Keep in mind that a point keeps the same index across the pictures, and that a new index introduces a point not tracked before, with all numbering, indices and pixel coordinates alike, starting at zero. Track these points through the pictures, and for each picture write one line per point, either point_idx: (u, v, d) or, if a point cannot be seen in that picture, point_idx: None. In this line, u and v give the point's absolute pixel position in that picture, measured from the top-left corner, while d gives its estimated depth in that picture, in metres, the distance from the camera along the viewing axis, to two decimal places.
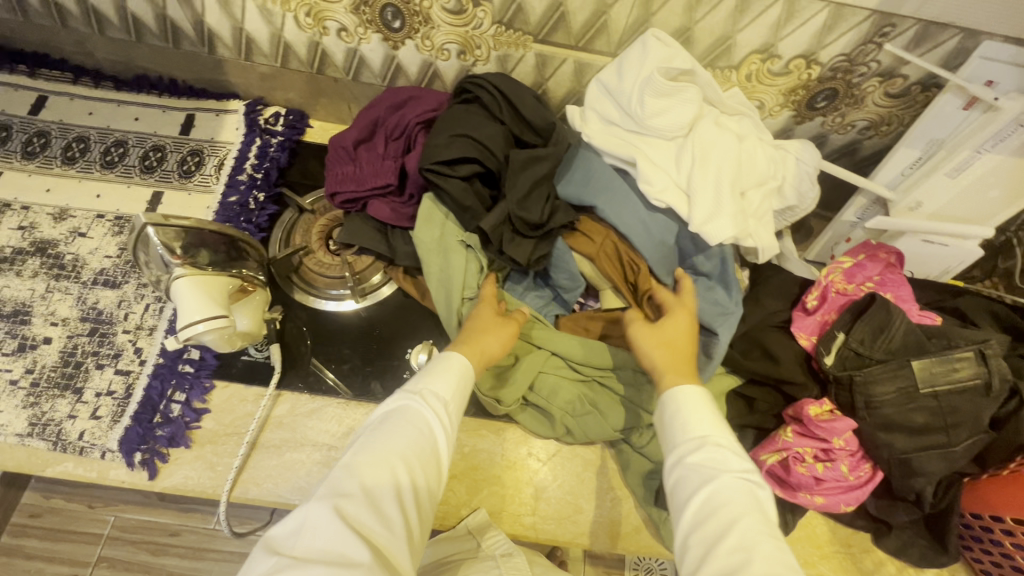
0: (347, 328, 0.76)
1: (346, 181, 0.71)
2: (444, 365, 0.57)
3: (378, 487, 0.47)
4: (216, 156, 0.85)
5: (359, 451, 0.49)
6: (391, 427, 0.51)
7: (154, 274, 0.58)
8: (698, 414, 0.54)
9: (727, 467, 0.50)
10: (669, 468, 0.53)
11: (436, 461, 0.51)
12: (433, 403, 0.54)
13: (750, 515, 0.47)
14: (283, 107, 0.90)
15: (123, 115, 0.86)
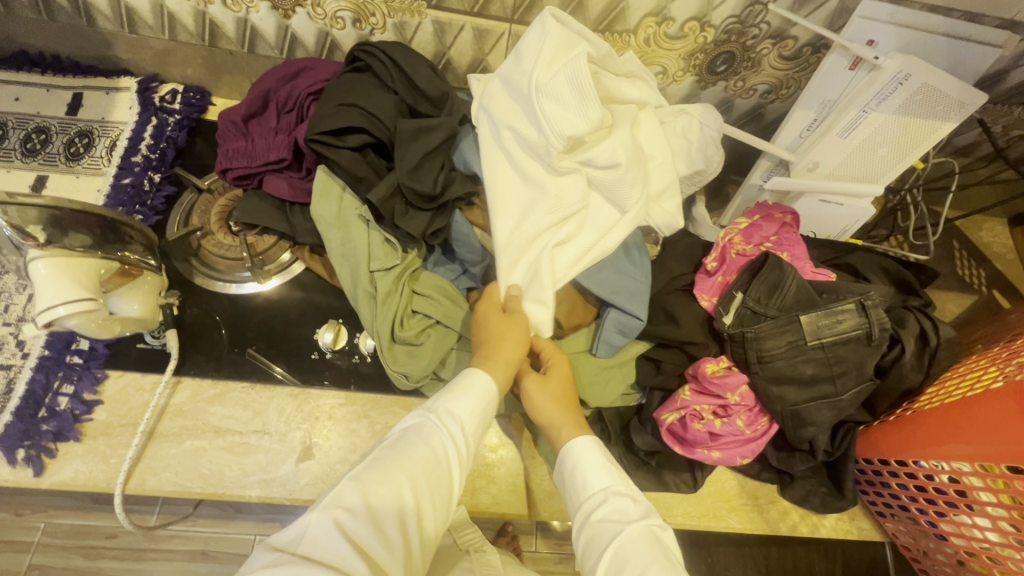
0: (252, 311, 0.74)
1: (238, 156, 0.68)
2: (465, 384, 0.58)
3: (388, 495, 0.48)
4: (108, 137, 0.80)
5: (370, 463, 0.51)
6: (405, 444, 0.53)
7: (15, 260, 0.55)
8: (595, 468, 0.59)
9: (630, 518, 0.55)
10: (580, 527, 0.58)
11: (450, 484, 0.53)
12: (452, 424, 0.55)
13: (653, 561, 0.51)
14: (181, 83, 0.85)
15: (1, 94, 0.80)
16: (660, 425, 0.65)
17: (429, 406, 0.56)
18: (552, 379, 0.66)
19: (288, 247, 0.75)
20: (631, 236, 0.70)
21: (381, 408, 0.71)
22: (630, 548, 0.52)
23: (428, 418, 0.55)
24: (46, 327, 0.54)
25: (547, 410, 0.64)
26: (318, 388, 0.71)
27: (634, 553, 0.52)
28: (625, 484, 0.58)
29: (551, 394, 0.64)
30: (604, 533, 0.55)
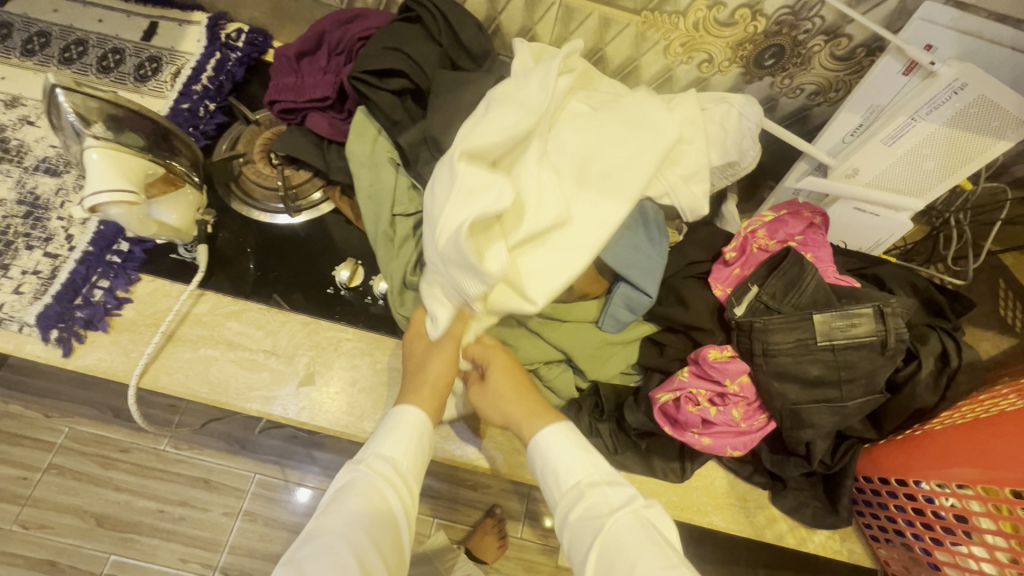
0: (278, 240, 0.77)
1: (286, 91, 0.72)
2: (394, 424, 0.62)
3: (321, 562, 0.51)
4: (174, 64, 0.86)
5: (308, 537, 0.54)
6: (341, 503, 0.57)
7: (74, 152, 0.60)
8: (564, 455, 0.61)
9: (608, 505, 0.58)
10: (564, 526, 0.59)
11: (396, 532, 0.57)
12: (383, 467, 0.59)
13: (642, 547, 0.53)
14: (246, 24, 0.90)
15: (87, 15, 0.86)
16: (653, 404, 0.64)
17: (358, 459, 0.60)
18: (497, 381, 0.66)
19: (319, 185, 0.78)
20: (652, 217, 0.70)
21: (385, 348, 0.74)
22: (620, 539, 0.55)
23: (359, 470, 0.59)
24: (90, 212, 0.58)
25: (507, 408, 0.65)
26: (328, 320, 0.74)
27: (621, 545, 0.54)
28: (599, 472, 0.60)
29: (505, 389, 0.65)
30: (587, 529, 0.57)
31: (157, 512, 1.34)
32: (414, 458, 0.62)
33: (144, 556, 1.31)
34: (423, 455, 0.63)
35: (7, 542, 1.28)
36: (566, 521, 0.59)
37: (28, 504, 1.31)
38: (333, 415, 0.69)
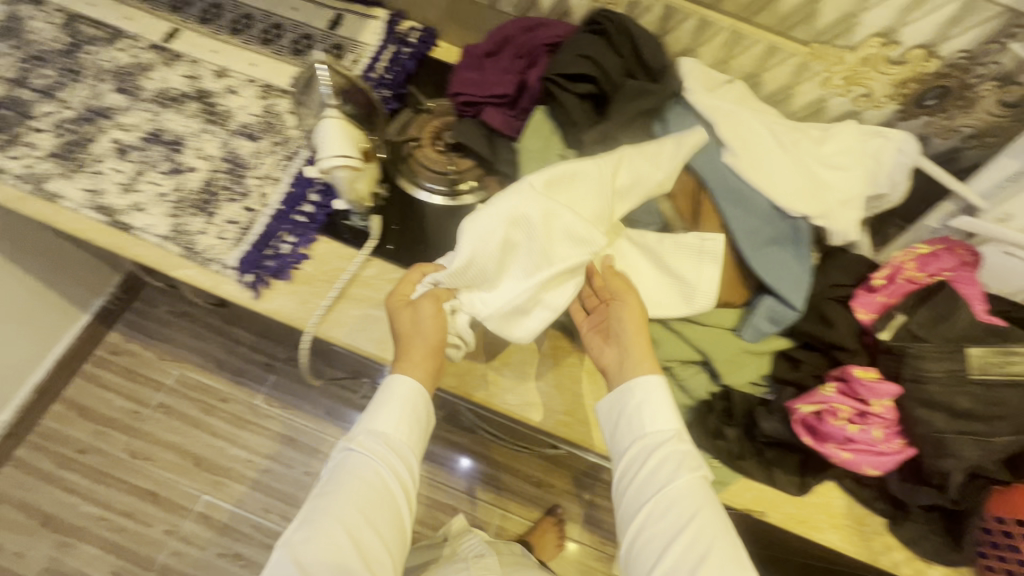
0: (437, 219, 0.84)
1: (470, 85, 0.79)
2: (382, 400, 0.68)
3: (320, 542, 0.58)
4: (354, 53, 0.95)
5: (305, 516, 0.61)
6: (336, 483, 0.63)
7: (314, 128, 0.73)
8: (661, 409, 0.63)
9: (678, 461, 0.61)
10: (623, 469, 0.63)
11: (395, 501, 0.64)
12: (374, 445, 0.66)
13: (702, 509, 0.58)
14: (418, 23, 0.98)
15: (285, 3, 0.97)
16: (792, 413, 0.67)
17: (348, 439, 0.67)
18: (622, 307, 0.67)
19: (478, 174, 0.84)
20: (803, 234, 0.72)
21: None
22: (677, 496, 0.59)
23: (349, 451, 0.66)
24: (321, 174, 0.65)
25: (634, 336, 0.66)
26: None
27: (684, 499, 0.59)
28: (676, 428, 0.63)
29: (637, 319, 0.67)
30: (649, 483, 0.60)
31: (246, 461, 1.43)
32: (410, 432, 0.67)
33: (232, 500, 1.39)
34: (422, 427, 0.69)
35: (116, 468, 1.38)
36: (635, 451, 0.63)
37: (136, 437, 1.42)
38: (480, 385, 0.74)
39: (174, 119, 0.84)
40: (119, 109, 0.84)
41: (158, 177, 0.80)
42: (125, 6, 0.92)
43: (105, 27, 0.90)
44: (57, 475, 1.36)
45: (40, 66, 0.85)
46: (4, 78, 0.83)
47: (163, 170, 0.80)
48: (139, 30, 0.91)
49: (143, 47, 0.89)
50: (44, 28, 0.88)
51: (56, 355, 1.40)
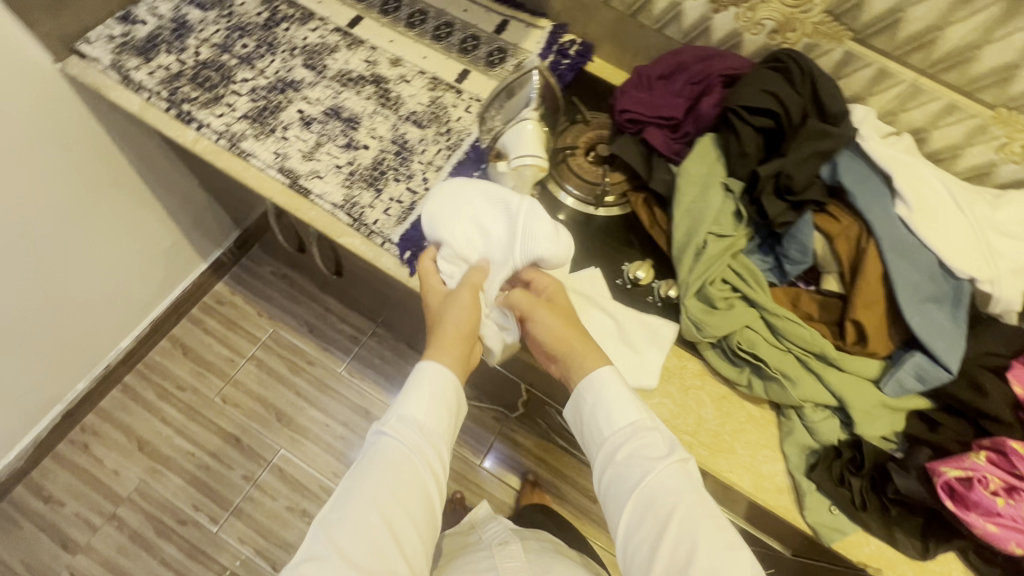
0: (581, 226, 0.87)
1: (639, 103, 0.82)
2: (415, 383, 0.70)
3: (354, 521, 0.61)
4: (516, 58, 0.99)
5: (337, 498, 0.64)
6: (368, 464, 0.66)
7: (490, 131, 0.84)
8: (623, 400, 0.68)
9: (658, 455, 0.65)
10: (604, 467, 0.67)
11: (426, 487, 0.66)
12: (406, 428, 0.68)
13: (682, 497, 0.61)
14: (578, 38, 1.02)
15: (456, 4, 1.03)
16: (935, 474, 0.66)
17: (380, 424, 0.69)
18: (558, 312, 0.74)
19: (626, 189, 0.87)
20: (965, 298, 0.71)
21: None
22: (662, 487, 0.62)
23: (381, 433, 0.68)
24: (512, 165, 0.79)
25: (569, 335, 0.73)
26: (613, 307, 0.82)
27: (665, 491, 0.62)
28: (642, 419, 0.68)
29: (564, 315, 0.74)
30: (627, 476, 0.64)
31: (323, 425, 1.48)
32: (442, 418, 0.69)
33: (306, 459, 1.44)
34: (454, 415, 0.71)
35: (209, 409, 1.47)
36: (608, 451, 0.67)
37: (229, 383, 1.50)
38: None
39: (352, 99, 0.91)
40: (305, 83, 0.91)
41: (336, 150, 0.87)
42: None
43: (299, 7, 0.98)
44: (157, 405, 1.46)
45: (241, 36, 0.94)
46: (211, 42, 0.92)
47: (340, 144, 0.87)
48: (327, 14, 0.98)
49: (330, 30, 0.97)
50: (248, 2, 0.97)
51: (174, 294, 1.51)
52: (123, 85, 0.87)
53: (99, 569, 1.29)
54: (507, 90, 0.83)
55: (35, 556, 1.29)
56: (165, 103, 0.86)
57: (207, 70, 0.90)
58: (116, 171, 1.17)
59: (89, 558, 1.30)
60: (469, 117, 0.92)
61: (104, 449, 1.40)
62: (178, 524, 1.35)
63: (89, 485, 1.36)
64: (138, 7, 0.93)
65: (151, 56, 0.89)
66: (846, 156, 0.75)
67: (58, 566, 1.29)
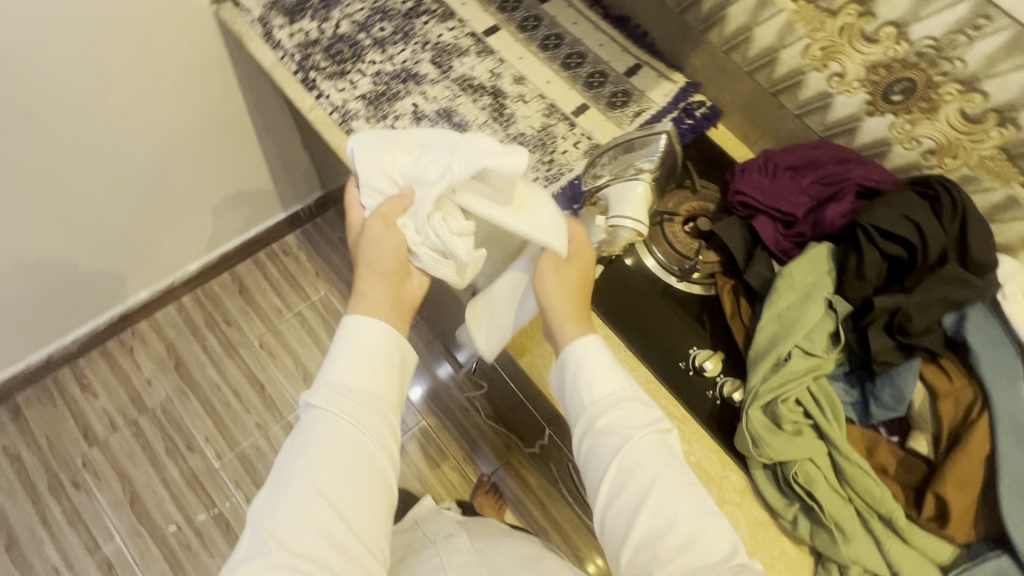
0: (657, 295, 0.82)
1: (757, 189, 0.76)
2: (344, 350, 0.69)
3: (292, 507, 0.61)
4: (639, 105, 0.96)
5: (270, 487, 0.63)
6: (299, 444, 0.65)
7: (597, 180, 0.82)
8: (601, 360, 0.69)
9: (638, 422, 0.66)
10: (584, 431, 0.67)
11: (368, 449, 0.66)
12: (336, 399, 0.66)
13: (668, 466, 0.63)
14: (707, 100, 0.97)
15: (594, 37, 1.01)
16: None
17: (313, 395, 0.67)
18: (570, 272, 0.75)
19: (716, 270, 0.82)
20: None
21: (704, 446, 0.74)
22: (648, 456, 0.64)
23: (315, 405, 0.67)
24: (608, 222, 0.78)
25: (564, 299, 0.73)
26: (668, 390, 0.76)
27: (650, 461, 0.64)
28: (622, 389, 0.68)
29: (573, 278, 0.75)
30: (608, 446, 0.65)
31: None
32: (379, 379, 0.69)
33: None
34: (394, 373, 0.71)
35: (245, 350, 1.52)
36: (588, 412, 0.67)
37: (271, 331, 1.55)
38: None
39: (467, 106, 0.91)
40: (427, 79, 0.92)
41: None
42: None
43: (442, 4, 0.99)
44: (203, 332, 1.52)
45: (382, 19, 0.96)
46: (353, 18, 0.94)
47: None
48: (467, 17, 0.99)
49: (466, 32, 0.97)
50: None
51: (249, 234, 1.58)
52: (263, 40, 0.90)
53: (108, 468, 1.36)
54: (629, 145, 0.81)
55: (59, 437, 1.37)
56: (295, 65, 0.89)
57: (341, 45, 0.92)
58: (233, 109, 1.22)
59: (102, 455, 1.37)
60: (575, 153, 0.90)
61: (146, 358, 1.47)
62: (187, 450, 1.40)
63: (123, 387, 1.43)
64: None
65: (295, 18, 0.92)
66: (983, 313, 0.65)
67: (74, 452, 1.36)
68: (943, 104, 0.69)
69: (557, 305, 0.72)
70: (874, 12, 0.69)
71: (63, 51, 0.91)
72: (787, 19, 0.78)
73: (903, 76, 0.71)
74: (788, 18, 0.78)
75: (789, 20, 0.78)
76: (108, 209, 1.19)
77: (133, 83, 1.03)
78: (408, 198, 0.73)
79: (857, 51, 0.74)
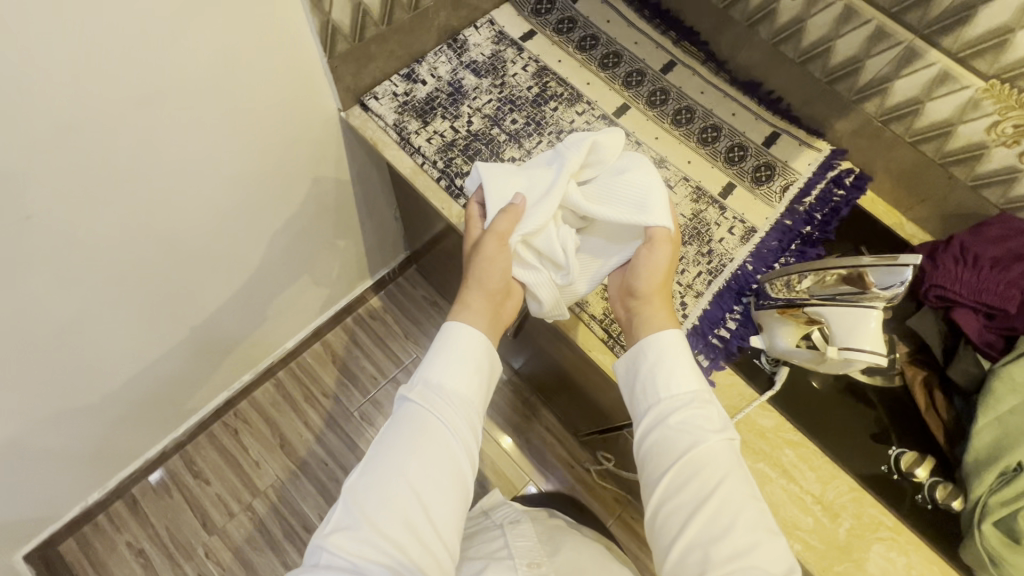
0: (843, 391, 0.79)
1: (956, 284, 0.73)
2: (444, 350, 0.71)
3: (383, 488, 0.61)
4: (785, 178, 0.92)
5: (365, 465, 0.64)
6: (394, 428, 0.66)
7: (801, 287, 0.69)
8: (683, 359, 0.70)
9: (711, 422, 0.66)
10: (655, 425, 0.68)
11: (454, 453, 0.65)
12: (432, 397, 0.68)
13: (733, 472, 0.63)
14: (855, 166, 0.93)
15: (726, 107, 0.97)
16: None
17: (410, 389, 0.69)
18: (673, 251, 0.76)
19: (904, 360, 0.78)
20: None
21: (925, 558, 0.70)
22: (714, 455, 0.64)
23: (412, 400, 0.68)
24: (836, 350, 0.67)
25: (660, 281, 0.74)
26: (875, 497, 0.73)
27: (715, 460, 0.63)
28: (701, 391, 0.68)
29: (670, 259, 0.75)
30: (673, 443, 0.65)
31: None
32: (471, 385, 0.70)
33: None
34: (483, 380, 0.72)
35: (346, 421, 1.51)
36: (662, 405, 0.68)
37: (368, 401, 1.53)
38: None
39: None
40: None
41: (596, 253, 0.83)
42: (587, 71, 0.97)
43: (568, 86, 0.96)
44: (302, 407, 1.51)
45: (512, 110, 0.93)
46: (484, 112, 0.91)
47: None
48: (595, 98, 0.95)
49: (596, 115, 0.94)
50: (520, 74, 0.96)
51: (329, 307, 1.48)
52: (400, 146, 0.88)
53: (230, 555, 1.36)
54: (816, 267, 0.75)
55: (179, 527, 1.37)
56: (437, 172, 0.86)
57: (479, 143, 0.89)
58: (341, 204, 1.13)
59: (222, 542, 1.37)
60: (731, 240, 0.86)
61: (251, 440, 1.46)
62: (304, 530, 1.39)
63: (233, 470, 1.43)
64: (421, 66, 0.94)
65: (428, 120, 0.90)
66: None
67: (195, 541, 1.36)
68: None
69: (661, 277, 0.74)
70: None
71: (206, 195, 0.83)
72: (972, 95, 0.74)
73: None
74: (973, 96, 0.74)
75: (975, 96, 0.73)
76: (236, 320, 1.16)
77: (260, 206, 0.94)
78: (520, 208, 0.74)
79: None
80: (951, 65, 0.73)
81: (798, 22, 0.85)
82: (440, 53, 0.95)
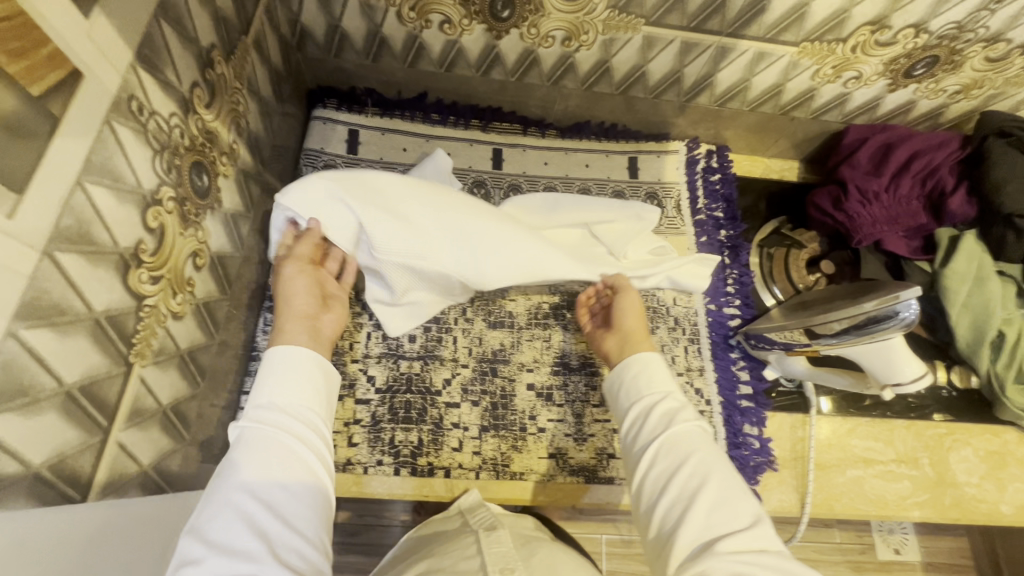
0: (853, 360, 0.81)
1: (876, 220, 0.78)
2: (286, 368, 0.51)
3: (231, 520, 0.40)
4: (671, 197, 0.87)
5: (207, 497, 0.42)
6: (232, 459, 0.44)
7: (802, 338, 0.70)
8: (651, 376, 0.59)
9: (684, 416, 0.56)
10: (628, 425, 0.57)
11: (312, 468, 0.46)
12: (268, 415, 0.47)
13: (703, 449, 0.52)
14: (710, 143, 0.91)
15: (575, 161, 0.87)
16: None
17: (245, 413, 0.47)
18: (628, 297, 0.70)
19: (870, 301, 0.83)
20: None
21: (976, 434, 0.80)
22: (685, 438, 0.53)
23: (246, 426, 0.46)
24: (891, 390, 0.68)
25: (632, 322, 0.67)
26: (925, 419, 0.80)
27: (686, 440, 0.53)
28: (677, 390, 0.58)
29: (635, 312, 0.68)
30: (644, 434, 0.55)
31: None
32: (313, 394, 0.51)
33: None
34: (326, 387, 0.52)
35: None
36: (635, 412, 0.58)
37: None
38: (978, 506, 0.75)
39: (567, 341, 0.76)
40: (508, 347, 0.75)
41: (598, 412, 0.73)
42: None
43: None
44: None
45: None
46: (375, 355, 0.72)
47: (596, 402, 0.74)
48: None
49: None
50: None
51: None
52: None
53: None
54: (801, 302, 0.76)
55: None
56: (390, 465, 0.68)
57: (400, 394, 0.71)
58: None
59: None
60: (681, 296, 0.81)
61: None
62: None
63: None
64: (259, 357, 0.69)
65: None
66: None
67: None
68: (967, 60, 0.73)
69: (631, 328, 0.66)
70: (890, 24, 0.68)
71: None
72: (790, 60, 0.74)
73: (925, 56, 0.73)
74: (791, 60, 0.74)
75: (794, 59, 0.74)
76: None
77: None
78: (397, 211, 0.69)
79: (875, 55, 0.73)
80: (765, 46, 0.72)
81: (603, 64, 0.77)
82: (269, 324, 0.71)
